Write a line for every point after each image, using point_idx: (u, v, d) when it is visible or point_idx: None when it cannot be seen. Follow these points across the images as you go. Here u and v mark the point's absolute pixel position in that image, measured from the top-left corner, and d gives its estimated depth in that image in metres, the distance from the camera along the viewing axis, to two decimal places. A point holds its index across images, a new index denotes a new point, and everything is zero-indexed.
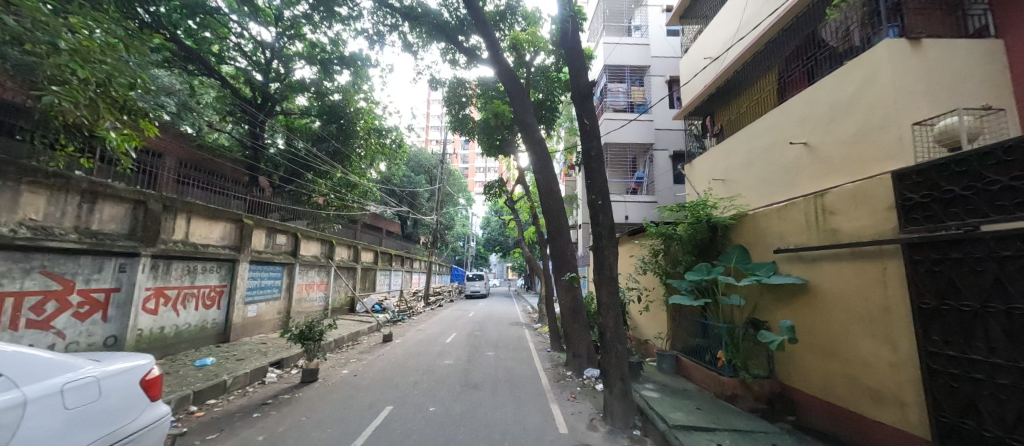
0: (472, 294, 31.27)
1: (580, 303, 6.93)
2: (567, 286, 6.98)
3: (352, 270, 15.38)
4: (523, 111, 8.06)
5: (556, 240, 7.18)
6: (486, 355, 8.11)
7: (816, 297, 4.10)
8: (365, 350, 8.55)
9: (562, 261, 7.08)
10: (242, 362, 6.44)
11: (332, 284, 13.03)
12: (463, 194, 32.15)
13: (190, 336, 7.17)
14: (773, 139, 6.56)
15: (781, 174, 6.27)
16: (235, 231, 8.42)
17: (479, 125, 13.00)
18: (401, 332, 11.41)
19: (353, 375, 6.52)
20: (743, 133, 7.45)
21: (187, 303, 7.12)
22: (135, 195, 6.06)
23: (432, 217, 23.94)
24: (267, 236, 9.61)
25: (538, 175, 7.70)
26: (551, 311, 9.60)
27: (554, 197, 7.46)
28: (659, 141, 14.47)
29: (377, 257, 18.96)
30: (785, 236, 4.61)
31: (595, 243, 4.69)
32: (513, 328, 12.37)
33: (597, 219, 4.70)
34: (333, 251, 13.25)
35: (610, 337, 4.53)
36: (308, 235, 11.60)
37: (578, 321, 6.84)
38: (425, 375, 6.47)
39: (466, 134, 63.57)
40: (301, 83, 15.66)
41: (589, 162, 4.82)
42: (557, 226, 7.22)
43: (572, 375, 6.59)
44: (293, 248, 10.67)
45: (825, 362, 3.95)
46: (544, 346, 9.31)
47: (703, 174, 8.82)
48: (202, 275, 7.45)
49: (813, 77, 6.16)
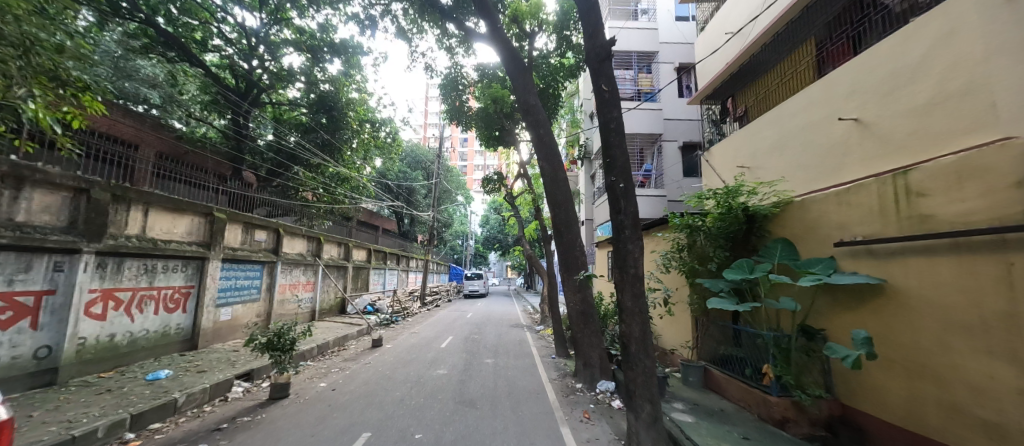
0: (471, 294, 30.48)
1: (591, 306, 6.09)
2: (576, 286, 6.15)
3: (342, 269, 14.54)
4: (526, 92, 7.21)
5: (563, 234, 6.35)
6: (484, 363, 7.26)
7: (897, 301, 3.26)
8: (351, 358, 7.71)
9: (569, 258, 6.25)
10: (204, 375, 5.60)
11: (321, 284, 12.21)
12: (462, 191, 31.32)
13: (148, 345, 6.31)
14: (815, 117, 5.69)
15: (824, 155, 5.44)
16: (204, 227, 7.55)
17: (478, 114, 12.16)
18: (393, 336, 10.57)
19: (331, 389, 5.67)
20: (776, 112, 6.56)
21: (145, 307, 6.27)
22: (76, 182, 5.23)
23: (430, 214, 23.10)
24: (244, 231, 8.76)
25: (542, 162, 6.86)
26: (556, 314, 8.76)
27: (561, 186, 6.63)
28: (668, 131, 13.71)
29: (371, 256, 18.12)
30: (848, 225, 3.77)
31: (616, 234, 3.85)
32: (514, 332, 11.52)
33: (618, 205, 3.86)
34: (323, 249, 12.44)
35: (634, 350, 3.67)
36: (294, 231, 10.76)
37: (589, 326, 5.99)
38: (415, 389, 5.62)
39: (465, 130, 62.69)
40: (290, 71, 14.83)
41: (609, 136, 3.98)
42: (563, 219, 6.40)
43: (583, 388, 5.74)
44: (274, 245, 9.82)
45: (911, 382, 3.13)
46: (548, 353, 8.44)
47: (724, 159, 7.97)
48: (163, 275, 6.59)
49: (860, 44, 5.30)
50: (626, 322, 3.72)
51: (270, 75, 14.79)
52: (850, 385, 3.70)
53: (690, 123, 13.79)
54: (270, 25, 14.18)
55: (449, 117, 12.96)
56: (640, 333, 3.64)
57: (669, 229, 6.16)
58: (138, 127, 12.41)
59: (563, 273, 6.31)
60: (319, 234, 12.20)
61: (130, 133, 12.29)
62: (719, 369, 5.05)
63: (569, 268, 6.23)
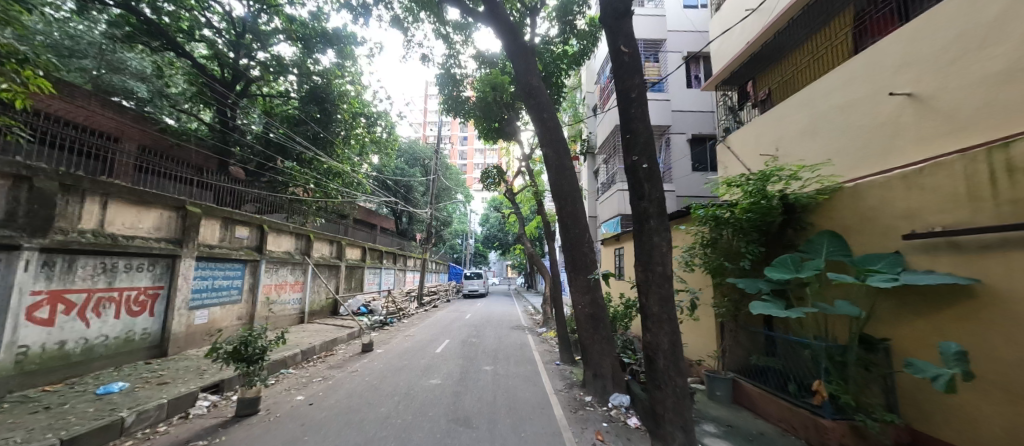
0: (470, 294, 29.92)
1: (602, 308, 5.42)
2: (585, 287, 5.48)
3: (334, 268, 13.91)
4: (528, 73, 6.53)
5: (570, 228, 5.69)
6: (483, 372, 6.60)
7: (993, 307, 2.57)
8: (337, 365, 7.07)
9: (577, 255, 5.58)
10: (164, 388, 4.95)
11: (311, 284, 11.57)
12: (461, 188, 30.65)
13: (107, 353, 5.66)
14: (854, 95, 5.02)
15: (867, 138, 4.80)
16: (175, 222, 6.89)
17: (476, 105, 11.49)
18: (386, 339, 9.94)
19: (308, 403, 5.02)
20: (805, 92, 5.90)
21: (103, 310, 5.63)
22: (16, 168, 4.54)
23: (427, 211, 22.43)
24: (223, 228, 8.11)
25: (546, 149, 6.19)
26: (560, 316, 8.10)
27: (567, 175, 5.97)
28: (676, 123, 13.02)
29: (366, 254, 17.49)
30: (921, 213, 3.10)
31: (639, 224, 3.19)
32: (514, 334, 10.86)
33: (641, 189, 3.20)
34: (313, 247, 11.80)
35: (663, 365, 3.00)
36: (280, 228, 10.10)
37: (600, 331, 5.33)
38: (403, 404, 4.96)
39: (464, 127, 61.94)
40: (281, 62, 14.18)
41: (630, 107, 3.32)
42: (570, 212, 5.75)
43: (593, 401, 5.09)
44: (258, 243, 9.17)
45: (1012, 412, 2.44)
46: (552, 359, 7.77)
47: (742, 146, 7.33)
48: (125, 274, 5.95)
49: (909, 10, 4.63)
50: (651, 331, 3.06)
51: (257, 66, 14.06)
52: (926, 408, 3.01)
53: (700, 115, 13.12)
54: (258, 13, 13.48)
55: (445, 108, 12.28)
56: (670, 345, 2.98)
57: (691, 222, 5.49)
58: (118, 118, 11.70)
59: (569, 272, 5.64)
60: (308, 231, 11.54)
61: (111, 125, 11.57)
62: (752, 383, 4.38)
63: (577, 266, 5.56)
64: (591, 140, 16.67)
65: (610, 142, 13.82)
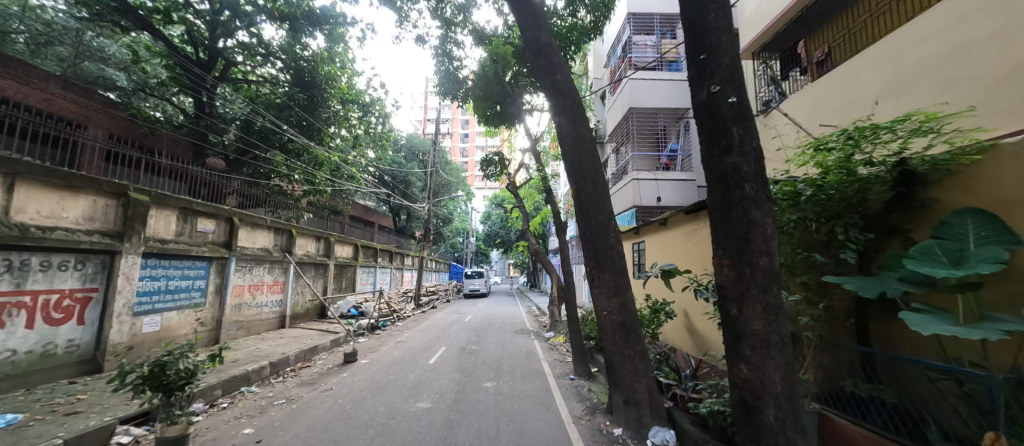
0: (471, 293, 28.84)
1: (634, 316, 4.23)
2: (611, 289, 4.28)
3: (322, 266, 12.78)
4: (536, 28, 5.32)
5: (591, 214, 4.52)
6: (483, 392, 5.43)
7: None
8: (308, 383, 5.91)
9: (601, 248, 4.40)
10: (71, 422, 3.79)
11: (293, 284, 10.44)
12: (461, 184, 29.43)
13: (15, 372, 4.53)
14: (978, 29, 3.60)
15: (990, 89, 3.43)
16: (114, 212, 5.77)
17: (476, 85, 10.33)
18: (375, 346, 8.82)
19: (255, 441, 3.83)
20: (894, 42, 4.55)
21: (10, 318, 4.52)
22: None
23: (425, 207, 21.29)
24: (180, 220, 6.98)
25: (560, 119, 5.01)
26: (572, 321, 6.91)
27: (587, 149, 4.79)
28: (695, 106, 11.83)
29: (359, 252, 16.37)
30: None
31: (727, 192, 2.02)
32: (519, 340, 9.69)
33: (728, 135, 2.04)
34: (295, 244, 10.66)
35: (776, 417, 1.82)
36: (255, 221, 8.96)
37: (632, 344, 4.15)
38: (379, 441, 3.79)
39: (466, 124, 60.91)
40: (263, 44, 13.05)
41: (708, 16, 2.16)
42: (590, 195, 4.59)
43: (626, 436, 3.91)
44: (227, 238, 8.02)
45: None
46: (565, 373, 6.58)
47: (804, 112, 5.99)
48: (42, 274, 4.85)
49: None
50: (751, 362, 1.88)
51: (238, 47, 12.88)
52: None
53: None
54: None
55: (442, 91, 11.06)
56: (785, 387, 1.82)
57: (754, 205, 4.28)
58: (81, 102, 10.57)
59: (591, 269, 4.46)
60: (290, 226, 10.40)
61: (73, 110, 10.42)
62: (848, 420, 3.21)
63: (601, 261, 4.37)
64: (600, 128, 15.45)
65: (622, 128, 12.61)
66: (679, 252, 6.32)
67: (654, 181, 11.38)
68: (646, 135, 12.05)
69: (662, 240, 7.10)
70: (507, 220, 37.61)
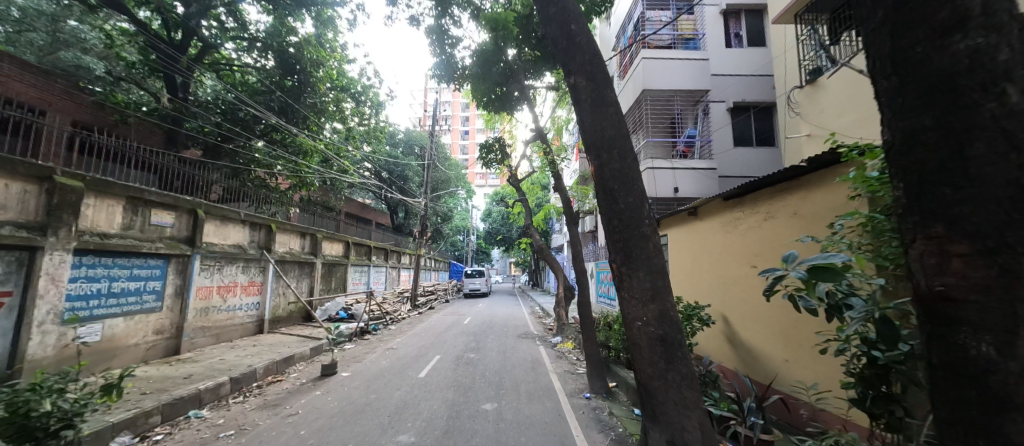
0: (472, 293, 27.85)
1: (677, 327, 3.22)
2: (648, 293, 3.26)
3: (307, 265, 11.77)
4: None
5: (619, 198, 3.51)
6: (481, 418, 4.42)
7: None
8: (271, 405, 4.92)
9: (632, 239, 3.38)
10: None
11: (273, 285, 9.43)
12: (461, 180, 28.37)
13: None
14: None
15: None
16: (36, 200, 4.79)
17: (475, 65, 9.33)
18: (360, 355, 7.81)
19: None
20: None
21: None
22: None
23: (423, 202, 20.25)
24: (129, 212, 5.99)
25: (576, 79, 3.96)
26: (586, 328, 5.89)
27: (612, 116, 3.77)
28: (714, 88, 10.77)
29: (350, 250, 15.38)
30: None
31: (957, 110, 1.00)
32: (523, 347, 8.67)
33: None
34: (275, 240, 9.65)
35: None
36: (226, 215, 7.94)
37: (678, 367, 3.11)
38: None
39: (467, 120, 59.96)
40: (245, 26, 12.02)
41: None
42: (618, 171, 3.57)
43: None
44: (190, 233, 7.02)
45: None
46: (579, 390, 5.55)
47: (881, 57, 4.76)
48: None
49: None
50: None
51: (217, 30, 11.87)
52: None
53: (742, 79, 10.88)
54: None
55: (438, 73, 10.06)
56: None
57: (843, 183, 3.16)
58: (42, 87, 9.84)
59: (619, 266, 3.44)
60: (269, 221, 9.40)
61: (32, 95, 9.68)
62: None
63: (633, 256, 3.35)
64: None
65: (634, 114, 11.59)
66: (716, 247, 5.28)
67: (671, 169, 10.34)
68: (661, 121, 11.00)
69: (692, 234, 6.06)
70: (508, 216, 36.59)
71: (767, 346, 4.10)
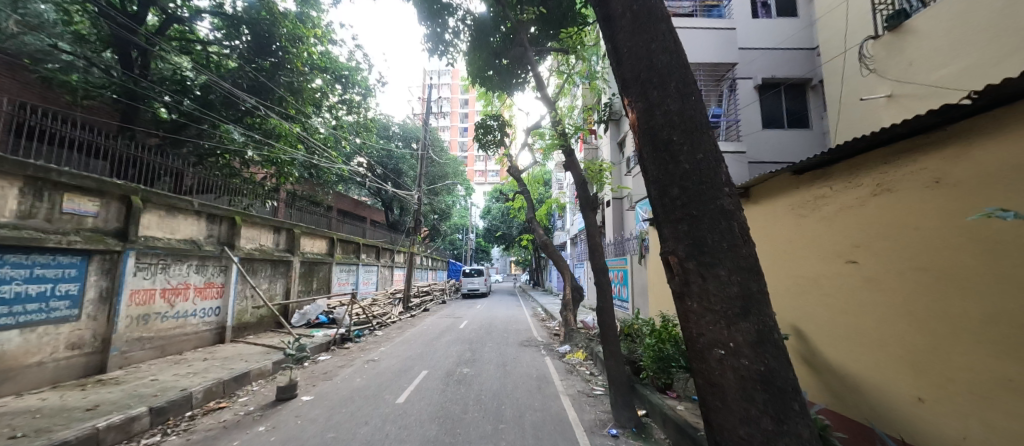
0: (471, 293, 26.68)
1: (783, 358, 1.94)
2: (735, 303, 1.99)
3: (283, 264, 10.54)
4: None
5: (681, 153, 2.24)
6: None
7: None
8: None
9: (704, 218, 2.13)
10: None
11: (237, 288, 8.22)
12: (460, 175, 27.14)
13: None
14: None
15: None
16: None
17: (471, 33, 8.06)
18: (332, 370, 6.59)
19: None
20: None
21: None
22: None
23: (417, 198, 19.05)
24: (32, 197, 4.77)
25: None
26: (607, 342, 4.63)
27: (665, 34, 2.48)
28: (741, 62, 9.54)
29: (336, 248, 14.16)
30: None
31: None
32: (526, 358, 7.44)
33: None
34: (240, 236, 8.42)
35: None
36: (174, 204, 6.72)
37: (797, 427, 1.80)
38: None
39: (465, 117, 58.56)
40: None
41: None
42: (678, 115, 2.31)
43: None
44: (121, 224, 5.81)
45: None
46: (600, 424, 4.30)
47: None
48: None
49: None
50: None
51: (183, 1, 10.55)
52: None
53: (773, 52, 9.62)
54: None
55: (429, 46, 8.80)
56: None
57: None
58: None
59: (682, 262, 2.18)
60: (233, 213, 8.18)
61: None
62: None
63: (705, 245, 2.09)
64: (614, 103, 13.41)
65: None
66: (784, 240, 4.02)
67: None
68: None
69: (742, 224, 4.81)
70: (508, 214, 35.35)
71: (886, 387, 2.81)
